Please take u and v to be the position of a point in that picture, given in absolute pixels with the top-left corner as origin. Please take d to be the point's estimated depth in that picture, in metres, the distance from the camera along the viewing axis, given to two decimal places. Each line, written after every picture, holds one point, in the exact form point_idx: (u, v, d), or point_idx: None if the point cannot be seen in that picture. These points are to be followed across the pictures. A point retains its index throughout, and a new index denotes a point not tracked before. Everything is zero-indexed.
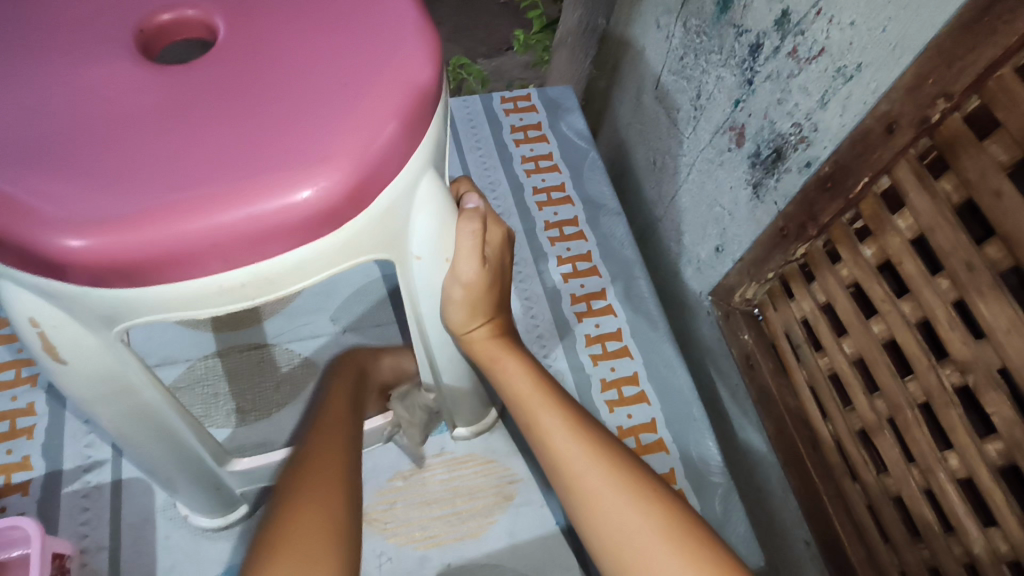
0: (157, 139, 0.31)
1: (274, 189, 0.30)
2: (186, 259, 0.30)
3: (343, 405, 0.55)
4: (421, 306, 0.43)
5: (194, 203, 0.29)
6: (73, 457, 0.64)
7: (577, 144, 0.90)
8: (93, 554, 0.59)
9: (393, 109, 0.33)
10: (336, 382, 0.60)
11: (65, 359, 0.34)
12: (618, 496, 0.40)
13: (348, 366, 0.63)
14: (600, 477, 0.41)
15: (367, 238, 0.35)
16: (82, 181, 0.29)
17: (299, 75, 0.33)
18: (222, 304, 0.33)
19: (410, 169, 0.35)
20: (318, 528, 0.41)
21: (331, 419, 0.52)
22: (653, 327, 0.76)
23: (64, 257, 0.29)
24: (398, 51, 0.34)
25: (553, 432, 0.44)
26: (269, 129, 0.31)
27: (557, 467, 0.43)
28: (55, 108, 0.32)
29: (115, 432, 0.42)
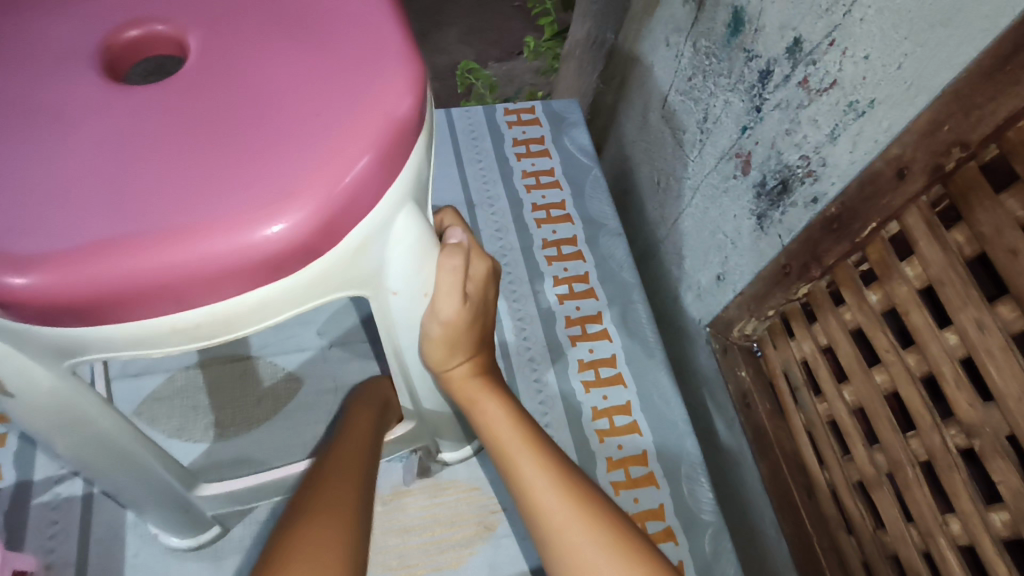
0: (111, 167, 0.29)
1: (232, 226, 0.28)
2: (135, 299, 0.28)
3: (357, 454, 0.47)
4: (401, 339, 0.41)
5: (143, 240, 0.27)
6: (45, 467, 0.62)
7: (580, 160, 0.88)
8: (58, 570, 0.57)
9: (367, 143, 0.31)
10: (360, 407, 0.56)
11: (11, 391, 0.32)
12: (600, 553, 0.37)
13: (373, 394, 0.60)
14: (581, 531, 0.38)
15: (335, 276, 0.33)
16: (28, 213, 0.27)
17: (267, 103, 0.31)
18: (177, 343, 0.31)
19: (385, 204, 0.33)
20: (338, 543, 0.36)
21: (347, 455, 0.47)
22: (649, 354, 0.74)
23: (3, 295, 0.27)
24: (377, 79, 0.32)
25: (532, 479, 0.41)
26: (229, 163, 0.29)
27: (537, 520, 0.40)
28: (8, 132, 0.30)
29: (73, 459, 0.40)
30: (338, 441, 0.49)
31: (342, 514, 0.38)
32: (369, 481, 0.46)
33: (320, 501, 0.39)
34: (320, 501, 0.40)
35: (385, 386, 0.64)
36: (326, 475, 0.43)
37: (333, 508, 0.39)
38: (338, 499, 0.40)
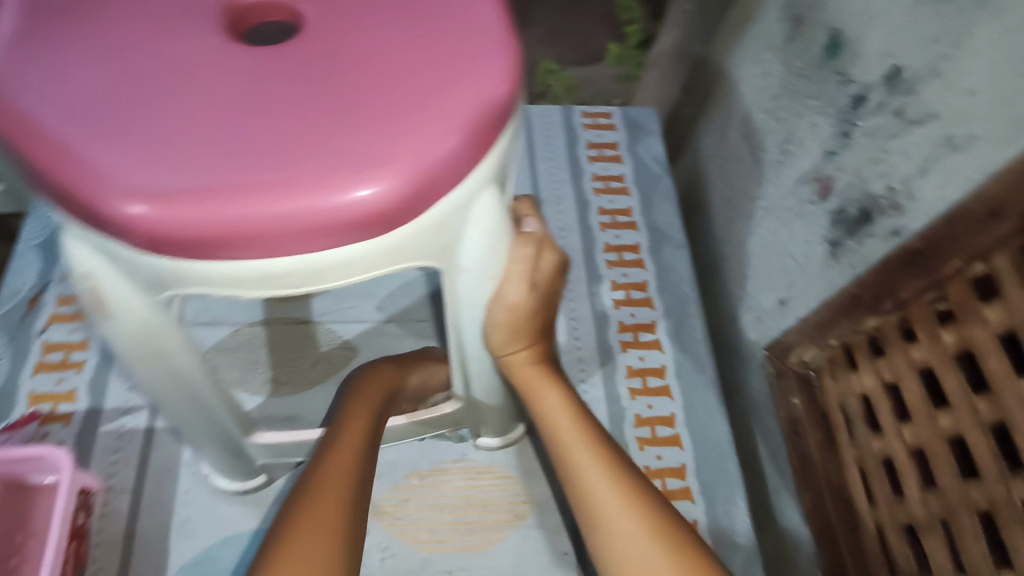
0: (229, 119, 0.31)
1: (332, 184, 0.30)
2: (234, 241, 0.30)
3: (358, 437, 0.50)
4: (465, 320, 0.43)
5: (249, 189, 0.29)
6: (115, 397, 0.66)
7: (652, 169, 0.88)
8: (116, 495, 0.62)
9: (462, 122, 0.32)
10: (359, 397, 0.55)
11: (111, 314, 0.35)
12: (649, 543, 0.39)
13: (373, 389, 0.56)
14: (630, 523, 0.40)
15: (414, 244, 0.34)
16: (154, 152, 0.30)
17: (374, 74, 0.32)
18: (262, 288, 0.33)
19: (470, 181, 0.34)
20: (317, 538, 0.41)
21: (347, 432, 0.50)
22: (699, 370, 0.73)
23: (123, 222, 0.29)
24: (479, 62, 0.33)
25: (583, 468, 0.43)
26: (334, 127, 0.31)
27: (587, 508, 0.42)
28: (141, 78, 0.32)
29: (149, 388, 0.43)
30: (347, 419, 0.52)
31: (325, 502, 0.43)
32: (363, 474, 0.47)
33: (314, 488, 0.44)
34: (318, 483, 0.45)
35: (401, 368, 0.61)
36: (324, 465, 0.46)
37: (320, 517, 0.42)
38: (328, 505, 0.43)
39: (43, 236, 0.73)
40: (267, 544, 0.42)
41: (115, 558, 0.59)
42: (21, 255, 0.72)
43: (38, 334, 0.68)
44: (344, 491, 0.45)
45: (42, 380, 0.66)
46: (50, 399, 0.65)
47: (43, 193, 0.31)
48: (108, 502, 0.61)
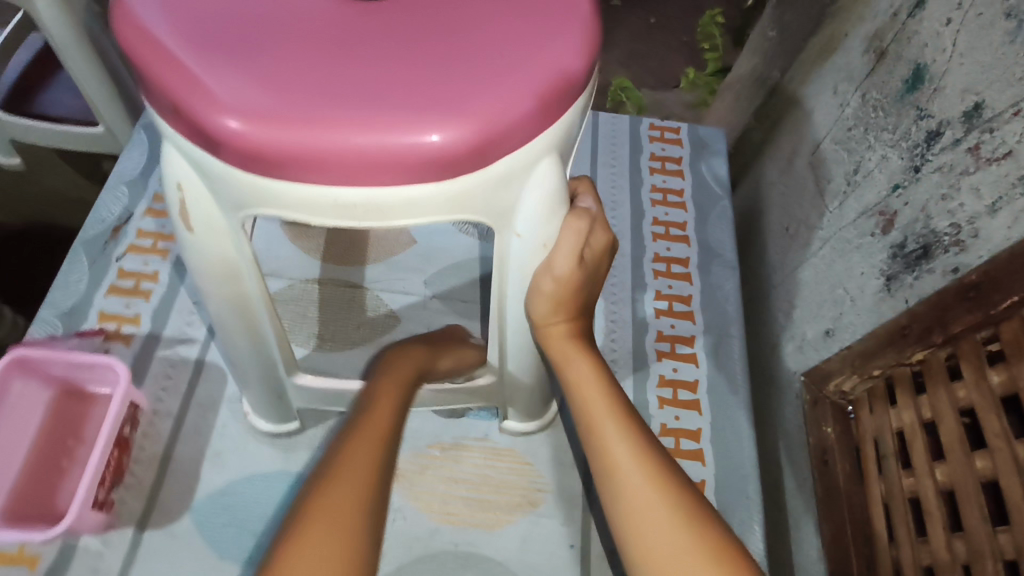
0: (326, 55, 0.33)
1: (409, 127, 0.32)
2: (315, 167, 0.32)
3: (382, 424, 0.49)
4: (511, 290, 0.44)
5: (337, 120, 0.32)
6: (174, 328, 0.70)
7: (712, 188, 0.88)
8: (160, 417, 0.65)
9: (537, 88, 0.34)
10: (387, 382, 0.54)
11: (193, 227, 0.38)
12: (666, 517, 0.42)
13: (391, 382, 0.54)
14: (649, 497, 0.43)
15: (474, 197, 0.36)
16: (255, 76, 0.33)
17: (463, 35, 0.35)
18: (331, 218, 0.35)
19: (535, 146, 0.36)
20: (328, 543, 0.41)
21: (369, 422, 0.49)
22: (733, 390, 0.72)
23: (220, 134, 0.32)
24: (561, 34, 0.35)
25: (610, 439, 0.46)
26: (421, 75, 0.33)
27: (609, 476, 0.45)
28: (253, 10, 0.35)
29: (212, 311, 0.46)
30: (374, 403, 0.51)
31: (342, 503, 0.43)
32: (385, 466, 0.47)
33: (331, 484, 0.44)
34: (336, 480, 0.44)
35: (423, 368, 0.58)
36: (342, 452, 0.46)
37: (337, 512, 0.42)
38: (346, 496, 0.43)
39: (133, 175, 0.80)
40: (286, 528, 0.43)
41: (151, 474, 0.62)
42: (112, 188, 0.79)
43: (116, 261, 0.74)
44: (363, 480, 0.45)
45: (113, 302, 0.71)
46: (116, 320, 0.70)
47: (152, 101, 0.34)
48: (153, 422, 0.65)
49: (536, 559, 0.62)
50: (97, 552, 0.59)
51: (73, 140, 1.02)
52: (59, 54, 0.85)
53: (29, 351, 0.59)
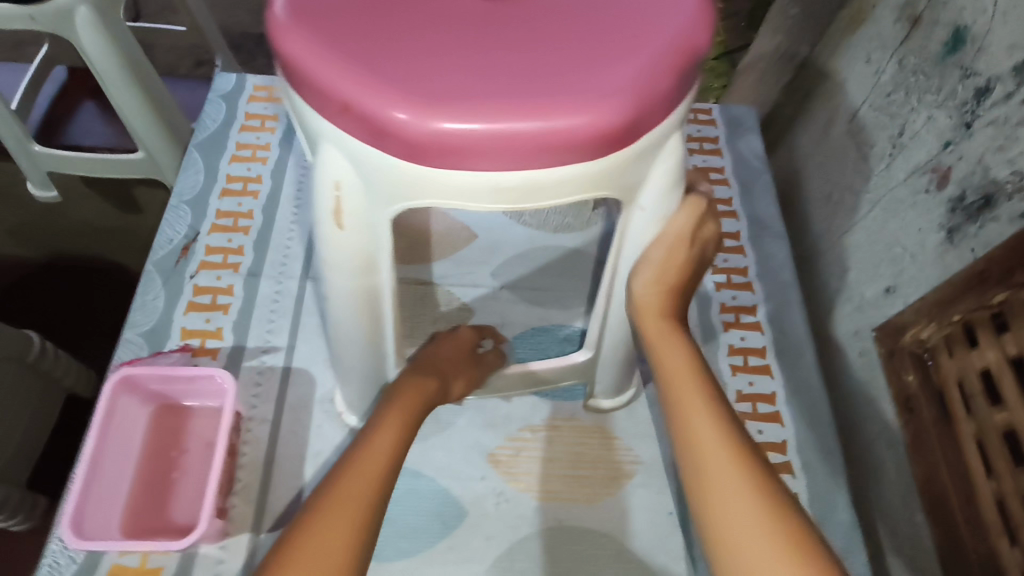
0: (478, 45, 0.35)
1: (571, 108, 0.33)
2: (482, 153, 0.34)
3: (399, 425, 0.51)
4: (624, 262, 0.47)
5: (502, 105, 0.33)
6: (256, 338, 0.72)
7: (752, 164, 0.91)
8: (257, 424, 0.67)
9: (678, 64, 0.36)
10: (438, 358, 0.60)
11: (345, 224, 0.39)
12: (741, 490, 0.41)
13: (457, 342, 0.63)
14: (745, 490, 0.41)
15: (618, 174, 0.38)
16: (416, 68, 0.34)
17: (597, 20, 0.36)
18: (487, 203, 0.37)
19: (670, 122, 0.38)
20: (330, 538, 0.41)
21: (383, 425, 0.50)
22: (800, 354, 0.75)
23: (390, 127, 0.33)
24: (690, 13, 0.37)
25: (704, 428, 0.45)
26: (570, 59, 0.35)
27: (697, 469, 0.43)
28: (394, 6, 0.36)
29: (339, 308, 0.47)
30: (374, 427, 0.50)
31: (350, 500, 0.44)
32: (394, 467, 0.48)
33: (342, 482, 0.45)
34: (346, 480, 0.45)
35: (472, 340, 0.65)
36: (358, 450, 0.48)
37: (344, 503, 0.43)
38: (340, 521, 0.42)
39: (193, 193, 0.81)
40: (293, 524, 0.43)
41: (258, 479, 0.64)
42: (174, 209, 0.79)
43: (190, 278, 0.75)
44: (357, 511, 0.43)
45: (193, 318, 0.72)
46: (200, 335, 0.71)
47: (310, 102, 0.35)
48: (251, 430, 0.67)
49: (638, 527, 0.64)
50: (217, 558, 0.60)
51: (102, 167, 0.96)
52: (104, 83, 0.83)
53: (133, 368, 0.61)
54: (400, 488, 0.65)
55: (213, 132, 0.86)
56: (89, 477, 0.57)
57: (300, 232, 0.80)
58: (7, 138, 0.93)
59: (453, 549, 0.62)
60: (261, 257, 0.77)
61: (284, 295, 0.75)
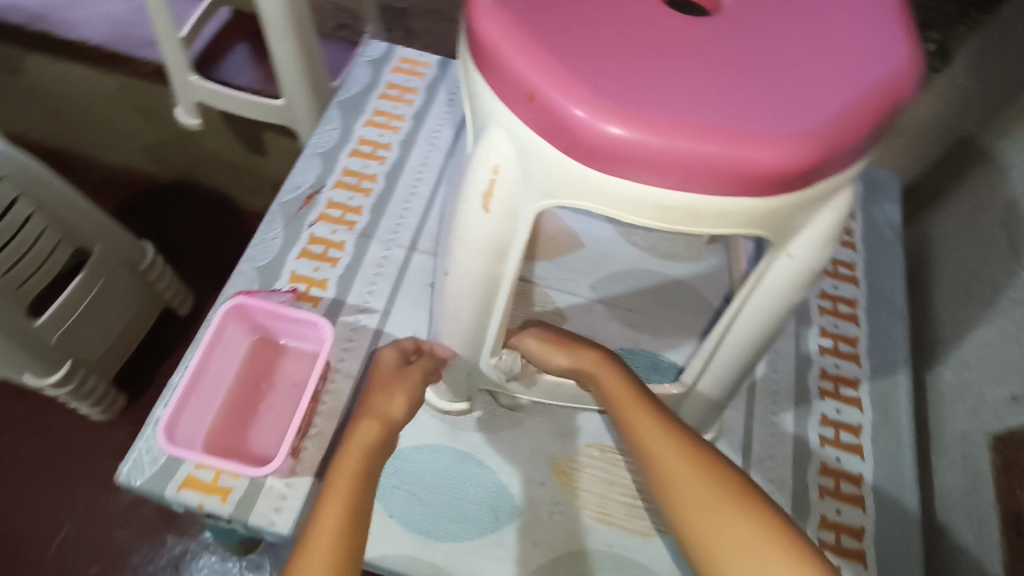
0: (670, 59, 0.35)
1: (752, 138, 0.33)
2: (651, 166, 0.34)
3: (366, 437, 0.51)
4: (753, 309, 0.45)
5: (683, 122, 0.33)
6: (356, 296, 0.74)
7: (884, 232, 0.86)
8: (341, 377, 0.70)
9: (871, 117, 0.34)
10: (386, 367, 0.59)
11: (491, 208, 0.40)
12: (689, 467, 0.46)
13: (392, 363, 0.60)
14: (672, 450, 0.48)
15: (779, 215, 0.37)
16: (605, 70, 0.34)
17: (791, 58, 0.36)
18: (642, 216, 0.36)
19: (845, 173, 0.36)
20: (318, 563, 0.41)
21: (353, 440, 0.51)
22: (896, 442, 0.70)
23: (566, 122, 0.34)
24: (893, 69, 0.36)
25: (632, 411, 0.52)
26: (759, 92, 0.34)
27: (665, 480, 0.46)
28: (593, 6, 0.36)
29: (455, 288, 0.48)
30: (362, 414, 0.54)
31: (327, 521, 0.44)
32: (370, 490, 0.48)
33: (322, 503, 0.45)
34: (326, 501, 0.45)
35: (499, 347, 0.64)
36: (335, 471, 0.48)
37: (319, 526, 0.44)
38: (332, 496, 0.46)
39: (326, 147, 0.84)
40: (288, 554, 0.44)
41: (332, 429, 0.67)
42: (306, 158, 0.83)
43: (308, 226, 0.78)
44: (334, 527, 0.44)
45: (303, 265, 0.75)
46: (307, 282, 0.74)
47: (494, 84, 0.37)
48: (336, 381, 0.69)
49: (688, 573, 0.62)
50: (280, 494, 0.63)
51: (246, 107, 1.01)
52: (268, 33, 0.86)
53: (246, 299, 0.65)
54: (461, 473, 0.66)
55: (355, 94, 0.90)
56: (187, 393, 0.61)
57: (415, 205, 0.82)
58: (169, 62, 1.00)
59: (500, 546, 0.62)
60: (376, 221, 0.80)
61: (390, 261, 0.77)
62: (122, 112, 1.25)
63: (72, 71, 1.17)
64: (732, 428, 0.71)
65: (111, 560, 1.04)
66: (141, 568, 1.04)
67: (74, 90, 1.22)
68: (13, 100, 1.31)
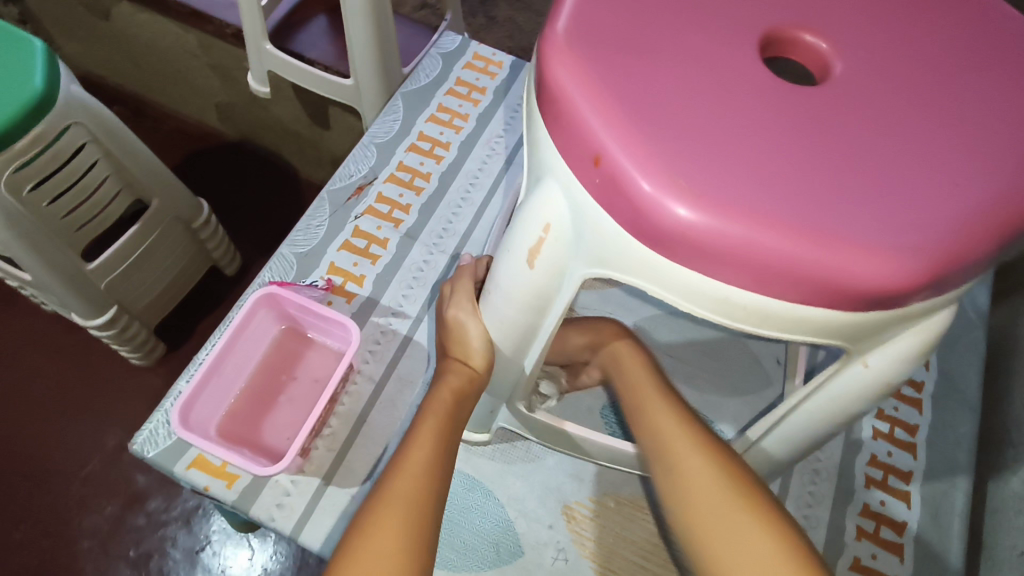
0: (757, 144, 0.32)
1: (834, 247, 0.30)
2: (717, 257, 0.31)
3: (445, 409, 0.50)
4: (813, 407, 0.43)
5: (760, 218, 0.31)
6: (391, 298, 0.72)
7: (967, 314, 0.78)
8: (363, 380, 0.68)
9: (973, 242, 0.31)
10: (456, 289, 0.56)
11: (535, 265, 0.39)
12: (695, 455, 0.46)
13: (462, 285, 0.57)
14: (679, 434, 0.48)
15: (853, 330, 0.34)
16: (684, 147, 0.32)
17: (895, 158, 0.33)
18: (705, 308, 0.34)
19: (933, 297, 0.33)
20: (396, 524, 0.42)
21: (432, 413, 0.50)
22: (943, 548, 0.64)
23: (632, 196, 0.32)
24: (1008, 189, 0.33)
25: (657, 411, 0.51)
26: (853, 192, 0.31)
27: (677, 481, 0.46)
28: (683, 74, 0.34)
29: (495, 329, 0.47)
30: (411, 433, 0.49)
31: (407, 486, 0.44)
32: (447, 464, 0.47)
33: (399, 470, 0.45)
34: (402, 469, 0.45)
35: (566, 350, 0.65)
36: (410, 440, 0.48)
37: (396, 491, 0.44)
38: (383, 543, 0.41)
39: (384, 138, 0.82)
40: (356, 516, 0.44)
41: (346, 432, 0.65)
42: (363, 147, 0.81)
43: (354, 218, 0.76)
44: (408, 502, 0.43)
45: (343, 257, 0.74)
46: (344, 276, 0.73)
47: (562, 138, 0.35)
48: (357, 383, 0.68)
49: None
50: (285, 491, 0.62)
51: (315, 83, 1.00)
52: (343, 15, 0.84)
53: (279, 289, 0.64)
54: (469, 500, 0.63)
55: (422, 87, 0.87)
56: (208, 375, 0.60)
57: (465, 211, 0.79)
58: (246, 30, 0.99)
59: None
60: (423, 222, 0.77)
61: (430, 266, 0.75)
62: (199, 68, 1.26)
63: (157, 23, 1.19)
64: None
65: (128, 502, 1.06)
66: (156, 515, 1.06)
67: (157, 40, 1.24)
68: (101, 43, 1.34)
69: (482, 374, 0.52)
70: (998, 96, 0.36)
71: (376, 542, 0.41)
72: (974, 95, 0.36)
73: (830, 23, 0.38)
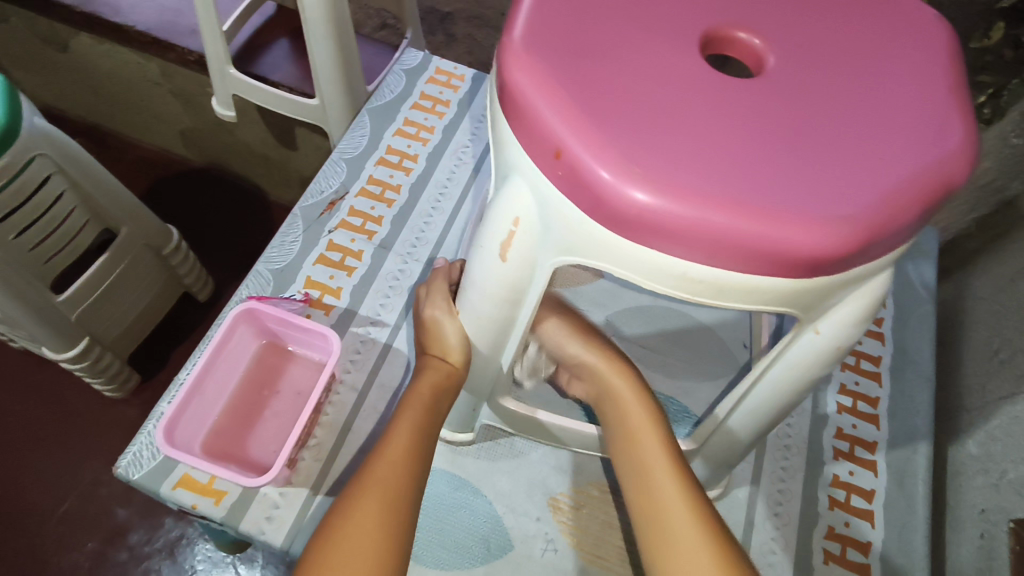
0: (703, 131, 0.35)
1: (779, 220, 0.33)
2: (674, 236, 0.34)
3: (426, 403, 0.52)
4: (774, 376, 0.46)
5: (710, 198, 0.33)
6: (369, 308, 0.74)
7: (916, 291, 0.83)
8: (345, 389, 0.69)
9: (901, 209, 0.35)
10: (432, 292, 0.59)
11: (508, 257, 0.41)
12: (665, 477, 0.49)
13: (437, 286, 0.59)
14: (656, 453, 0.51)
15: (802, 297, 0.37)
16: (638, 137, 0.35)
17: (829, 138, 0.36)
18: (668, 285, 0.37)
19: (871, 262, 0.36)
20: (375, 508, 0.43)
21: (412, 407, 0.51)
22: (910, 512, 0.68)
23: (593, 185, 0.35)
24: (929, 160, 0.36)
25: (639, 438, 0.53)
26: (792, 171, 0.35)
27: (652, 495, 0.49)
28: (632, 72, 0.37)
29: (473, 324, 0.49)
30: (388, 438, 0.49)
31: (387, 474, 0.46)
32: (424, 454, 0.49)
33: (380, 459, 0.47)
34: (383, 459, 0.47)
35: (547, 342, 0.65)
36: (390, 434, 0.49)
37: (376, 479, 0.45)
38: (365, 524, 0.43)
39: (353, 153, 0.84)
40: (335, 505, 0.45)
41: (332, 440, 0.66)
42: (333, 163, 0.83)
43: (327, 232, 0.78)
44: (388, 488, 0.45)
45: (319, 271, 0.75)
46: (321, 289, 0.74)
47: (526, 136, 0.38)
48: (339, 393, 0.69)
49: None
50: (274, 503, 0.62)
51: (280, 103, 1.01)
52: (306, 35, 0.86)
53: (258, 304, 0.65)
54: (456, 499, 0.65)
55: (388, 102, 0.89)
56: (191, 392, 0.61)
57: (436, 219, 0.81)
58: (210, 55, 1.00)
59: None
60: (396, 233, 0.79)
61: (405, 275, 0.76)
62: (161, 96, 1.26)
63: (117, 53, 1.19)
64: (739, 478, 0.69)
65: (108, 538, 1.04)
66: (139, 548, 1.04)
67: (118, 70, 1.24)
68: (59, 74, 1.33)
69: (461, 370, 0.54)
70: (916, 80, 0.40)
71: (355, 524, 0.43)
72: (895, 79, 0.40)
73: (763, 20, 0.42)
